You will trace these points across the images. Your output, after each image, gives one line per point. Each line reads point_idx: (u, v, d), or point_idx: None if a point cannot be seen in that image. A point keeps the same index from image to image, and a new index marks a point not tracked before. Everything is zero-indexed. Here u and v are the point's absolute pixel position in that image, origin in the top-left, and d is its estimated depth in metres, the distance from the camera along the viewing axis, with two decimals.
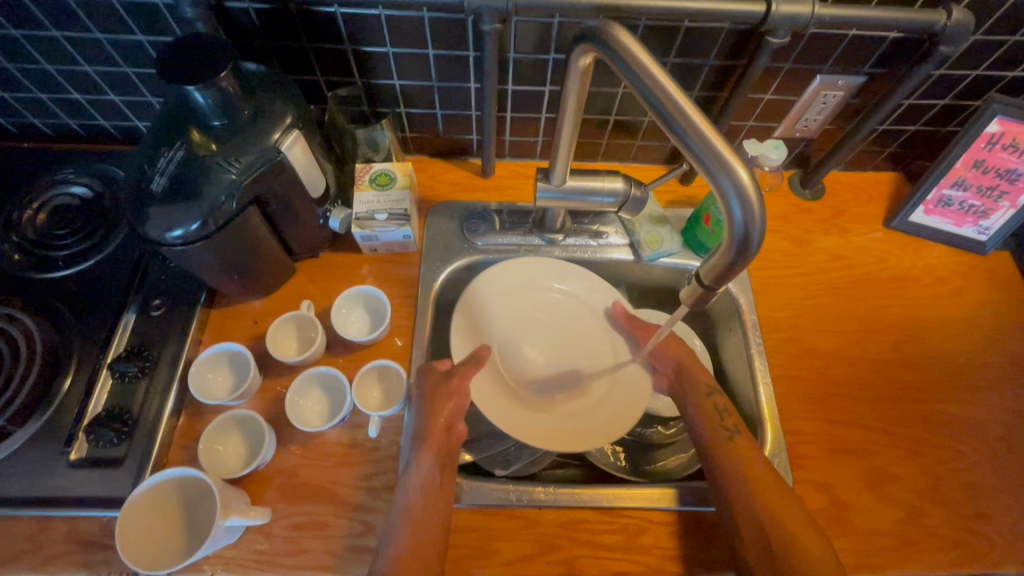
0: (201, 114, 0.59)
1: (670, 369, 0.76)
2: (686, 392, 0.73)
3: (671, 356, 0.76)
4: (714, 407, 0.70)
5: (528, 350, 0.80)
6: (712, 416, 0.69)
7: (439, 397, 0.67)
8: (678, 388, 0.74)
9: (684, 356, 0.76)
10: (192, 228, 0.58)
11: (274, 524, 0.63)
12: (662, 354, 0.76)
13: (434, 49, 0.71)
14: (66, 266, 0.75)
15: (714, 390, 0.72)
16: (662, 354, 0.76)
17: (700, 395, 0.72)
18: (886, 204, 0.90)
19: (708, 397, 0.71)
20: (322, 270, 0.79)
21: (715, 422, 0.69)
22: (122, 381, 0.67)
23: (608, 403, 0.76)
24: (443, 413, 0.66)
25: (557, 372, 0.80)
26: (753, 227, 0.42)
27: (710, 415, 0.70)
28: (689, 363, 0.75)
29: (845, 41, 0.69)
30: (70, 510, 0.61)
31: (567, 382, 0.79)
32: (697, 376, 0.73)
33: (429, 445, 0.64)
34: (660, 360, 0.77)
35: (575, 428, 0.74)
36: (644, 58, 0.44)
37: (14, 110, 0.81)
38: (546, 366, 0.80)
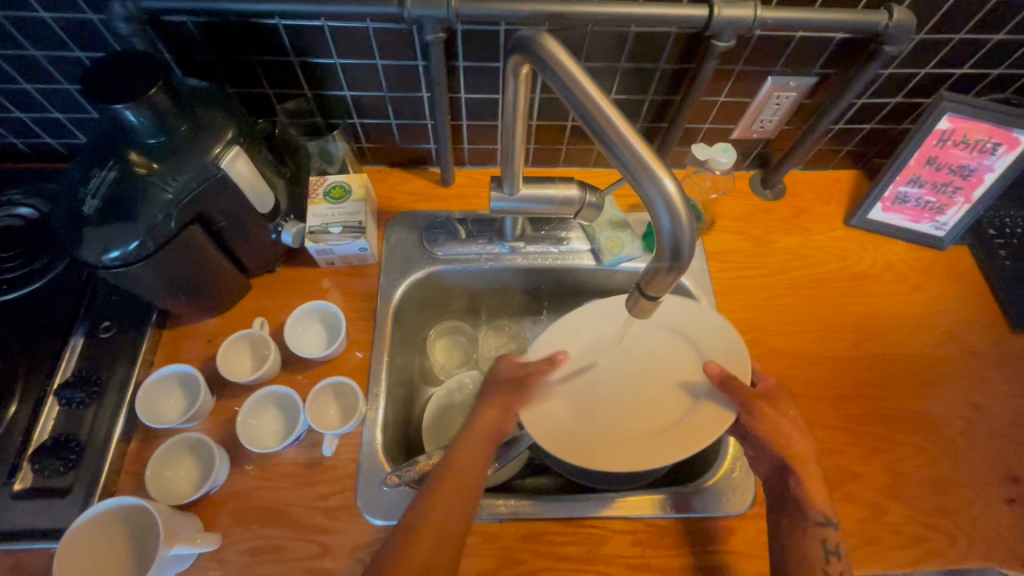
0: (135, 132, 0.57)
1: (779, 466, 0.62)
2: (794, 509, 0.61)
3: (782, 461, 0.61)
4: (821, 545, 0.59)
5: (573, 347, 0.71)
6: (811, 551, 0.59)
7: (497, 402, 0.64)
8: (779, 498, 0.62)
9: (806, 472, 0.61)
10: (129, 249, 0.56)
11: (229, 549, 0.62)
12: (779, 454, 0.62)
13: (382, 59, 0.70)
14: (10, 290, 0.73)
15: (827, 524, 0.60)
16: (779, 458, 0.62)
17: (810, 529, 0.60)
18: (846, 203, 0.91)
19: (817, 530, 0.60)
20: (278, 285, 0.77)
21: (815, 563, 0.58)
22: (69, 408, 0.66)
23: (659, 442, 0.66)
24: (490, 423, 0.62)
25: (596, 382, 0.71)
26: (682, 238, 0.42)
27: (815, 555, 0.59)
28: (807, 477, 0.61)
29: (792, 44, 0.69)
30: (13, 543, 0.60)
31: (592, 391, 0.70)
32: (815, 498, 0.60)
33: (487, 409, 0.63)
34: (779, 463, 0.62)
35: (584, 439, 0.66)
36: (572, 69, 0.44)
37: None
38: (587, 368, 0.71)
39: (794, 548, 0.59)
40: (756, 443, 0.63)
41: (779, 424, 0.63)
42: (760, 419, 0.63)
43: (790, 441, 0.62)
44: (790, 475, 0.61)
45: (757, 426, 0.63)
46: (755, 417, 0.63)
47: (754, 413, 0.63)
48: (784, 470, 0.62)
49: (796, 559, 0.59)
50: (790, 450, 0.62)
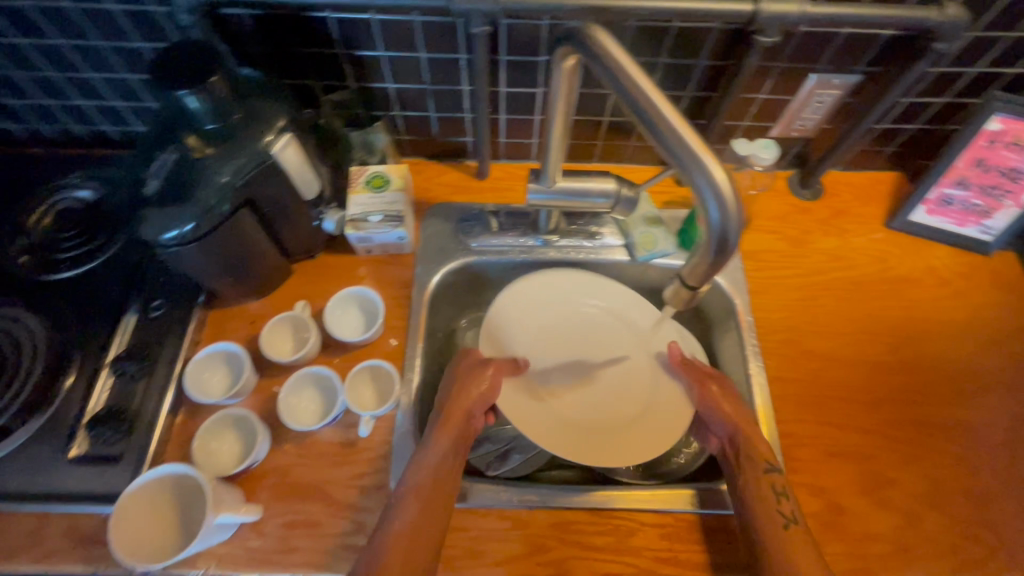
0: (195, 118, 0.60)
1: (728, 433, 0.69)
2: (743, 462, 0.66)
3: (730, 426, 0.68)
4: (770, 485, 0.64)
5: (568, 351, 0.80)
6: (766, 498, 0.63)
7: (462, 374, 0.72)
8: (731, 458, 0.68)
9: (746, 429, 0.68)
10: (185, 229, 0.59)
11: (267, 522, 0.64)
12: (720, 416, 0.69)
13: (426, 52, 0.71)
14: (69, 267, 0.77)
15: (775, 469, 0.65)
16: (726, 422, 0.69)
17: (760, 475, 0.64)
18: (887, 205, 0.89)
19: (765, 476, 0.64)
20: (318, 271, 0.80)
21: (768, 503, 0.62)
22: (122, 380, 0.69)
23: (622, 436, 0.74)
24: (462, 399, 0.69)
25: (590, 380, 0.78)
26: (729, 226, 0.42)
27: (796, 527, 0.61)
28: (749, 430, 0.67)
29: (838, 40, 0.68)
30: (69, 505, 0.63)
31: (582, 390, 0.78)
32: (760, 448, 0.66)
33: (443, 430, 0.66)
34: (726, 427, 0.69)
35: (581, 432, 0.74)
36: (623, 60, 0.44)
37: (20, 116, 0.83)
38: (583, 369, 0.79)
39: (751, 496, 0.63)
40: (705, 413, 0.71)
41: (724, 394, 0.71)
42: (711, 392, 0.71)
43: (732, 407, 0.69)
44: (732, 435, 0.68)
45: (702, 397, 0.71)
46: (706, 390, 0.71)
47: (702, 388, 0.71)
48: (729, 433, 0.68)
49: (751, 505, 0.63)
50: (732, 412, 0.69)
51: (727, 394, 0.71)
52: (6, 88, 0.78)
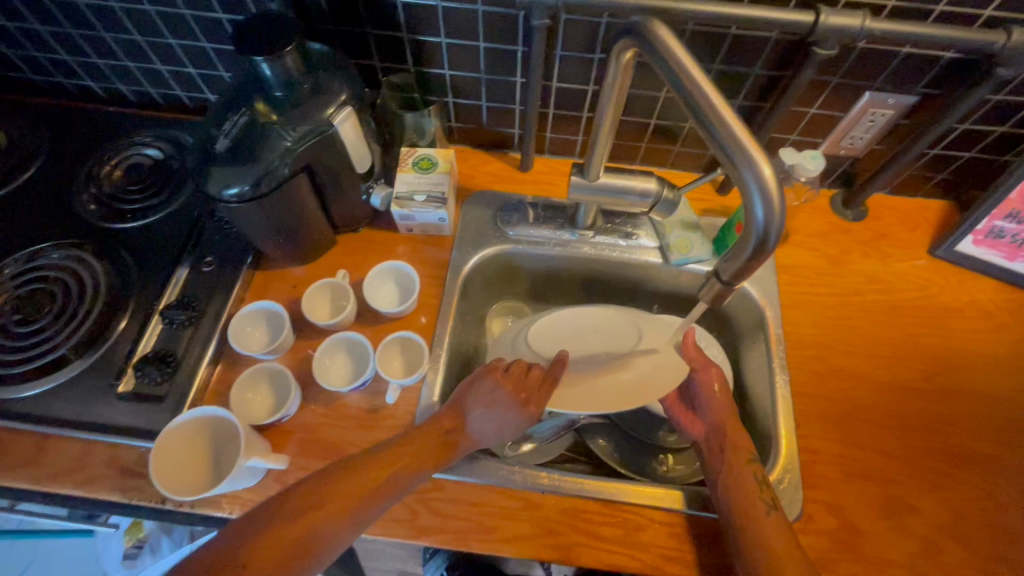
0: (267, 85, 0.64)
1: (711, 424, 0.70)
2: (724, 452, 0.67)
3: (716, 412, 0.70)
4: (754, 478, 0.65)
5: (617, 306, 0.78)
6: (752, 488, 0.64)
7: (504, 402, 0.65)
8: (709, 448, 0.69)
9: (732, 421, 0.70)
10: (245, 187, 0.63)
11: (291, 475, 0.67)
12: (710, 403, 0.71)
13: (485, 42, 0.74)
14: (133, 218, 0.82)
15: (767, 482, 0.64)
16: (712, 410, 0.71)
17: (745, 466, 0.65)
18: (933, 232, 0.87)
19: (749, 466, 0.66)
20: (360, 245, 0.83)
21: (752, 494, 0.63)
22: (171, 327, 0.73)
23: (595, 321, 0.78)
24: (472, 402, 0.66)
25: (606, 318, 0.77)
26: (771, 227, 0.44)
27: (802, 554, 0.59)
28: (732, 424, 0.69)
29: (897, 58, 0.68)
30: (113, 437, 0.67)
31: (604, 337, 0.76)
32: (739, 442, 0.68)
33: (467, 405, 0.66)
34: (710, 416, 0.71)
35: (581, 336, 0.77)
36: (681, 53, 0.46)
37: (104, 75, 0.90)
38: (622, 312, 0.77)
39: (736, 485, 0.64)
40: (698, 397, 0.72)
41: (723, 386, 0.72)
42: (712, 382, 0.71)
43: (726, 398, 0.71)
44: (711, 422, 0.70)
45: (702, 386, 0.71)
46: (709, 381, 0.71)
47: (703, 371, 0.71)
48: (711, 422, 0.70)
49: (738, 495, 0.63)
50: (722, 400, 0.71)
51: (726, 391, 0.72)
52: (95, 47, 0.85)
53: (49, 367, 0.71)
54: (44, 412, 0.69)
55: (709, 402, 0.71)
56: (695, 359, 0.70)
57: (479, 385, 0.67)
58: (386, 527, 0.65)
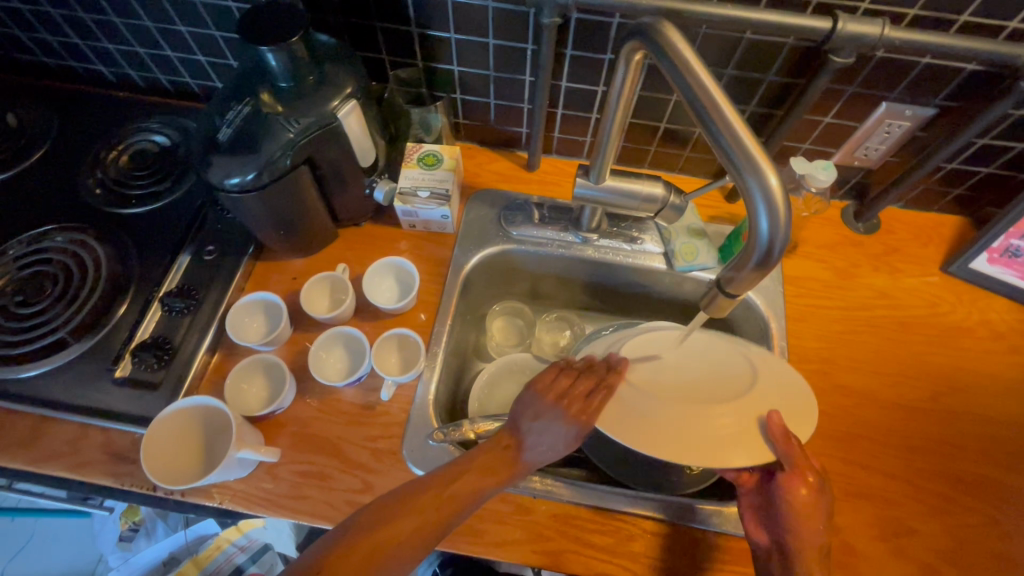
0: (271, 76, 0.63)
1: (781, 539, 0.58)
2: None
3: (796, 538, 0.57)
4: None
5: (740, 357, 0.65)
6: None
7: (548, 414, 0.55)
8: (769, 567, 0.58)
9: (809, 557, 0.56)
10: (247, 177, 0.62)
11: (282, 467, 0.67)
12: (792, 526, 0.58)
13: (494, 39, 0.73)
14: (137, 204, 0.82)
15: None
16: (794, 533, 0.57)
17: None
18: (947, 248, 0.85)
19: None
20: (362, 239, 0.83)
21: None
22: (169, 315, 0.73)
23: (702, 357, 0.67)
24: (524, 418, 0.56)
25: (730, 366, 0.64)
26: (776, 237, 0.42)
27: None
28: (812, 562, 0.56)
29: (917, 68, 0.66)
30: (107, 422, 0.67)
31: (709, 379, 0.63)
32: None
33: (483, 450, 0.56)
34: (790, 534, 0.58)
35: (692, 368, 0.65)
36: (688, 56, 0.44)
37: (114, 60, 0.90)
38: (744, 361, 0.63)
39: None
40: (779, 512, 0.59)
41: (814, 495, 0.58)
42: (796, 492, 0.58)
43: (808, 522, 0.58)
44: (789, 547, 0.57)
45: (788, 496, 0.58)
46: (798, 485, 0.58)
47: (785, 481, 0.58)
48: (786, 545, 0.58)
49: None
50: (803, 526, 0.58)
51: (812, 506, 0.58)
52: (106, 32, 0.85)
53: (47, 350, 0.71)
54: (40, 394, 0.69)
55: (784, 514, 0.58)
56: (786, 449, 0.54)
57: (525, 400, 0.57)
58: None
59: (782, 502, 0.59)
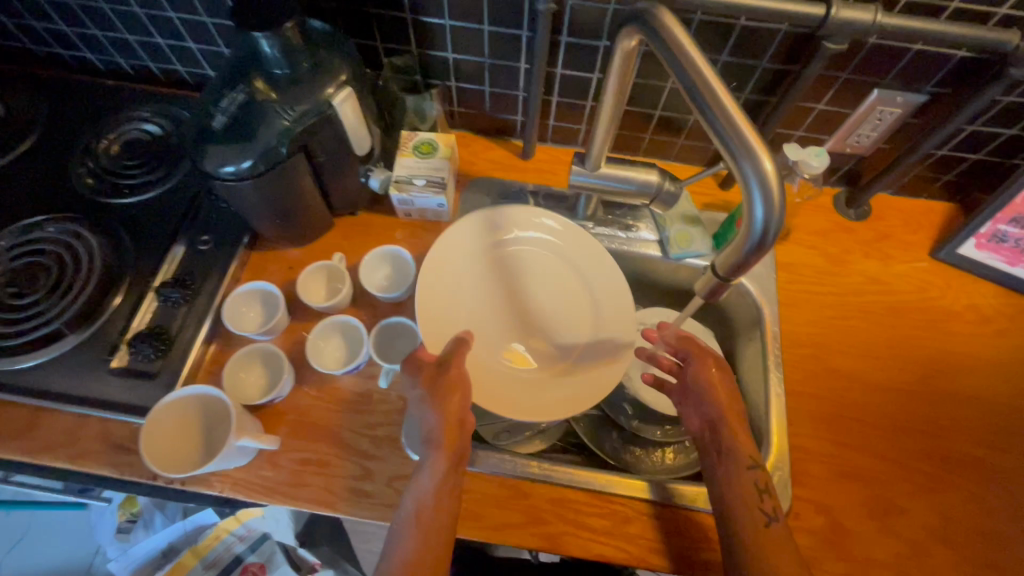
0: (265, 63, 0.63)
1: (709, 419, 0.65)
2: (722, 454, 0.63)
3: (716, 407, 0.64)
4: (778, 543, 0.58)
5: (517, 224, 0.80)
6: (748, 490, 0.61)
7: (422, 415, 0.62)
8: (707, 445, 0.65)
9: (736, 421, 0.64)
10: (243, 165, 0.62)
11: (282, 456, 0.67)
12: (708, 396, 0.65)
13: (489, 25, 0.73)
14: (130, 194, 0.81)
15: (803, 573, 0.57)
16: (714, 407, 0.64)
17: (742, 471, 0.61)
18: (937, 234, 0.86)
19: (749, 473, 0.62)
20: (358, 228, 0.83)
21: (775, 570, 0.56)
22: (165, 305, 0.73)
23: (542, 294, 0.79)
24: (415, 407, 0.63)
25: (459, 244, 0.78)
26: (771, 222, 0.43)
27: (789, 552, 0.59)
28: (735, 424, 0.64)
29: (908, 54, 0.67)
30: (106, 413, 0.67)
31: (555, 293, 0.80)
32: (740, 447, 0.62)
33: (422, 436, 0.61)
34: (709, 410, 0.65)
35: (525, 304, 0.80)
36: (685, 41, 0.45)
37: (103, 47, 0.89)
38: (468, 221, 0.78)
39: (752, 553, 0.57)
40: (697, 393, 0.66)
41: (723, 380, 0.66)
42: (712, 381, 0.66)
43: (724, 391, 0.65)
44: (717, 424, 0.64)
45: (704, 372, 0.66)
46: (705, 368, 0.66)
47: (699, 368, 0.66)
48: (711, 417, 0.65)
49: (733, 497, 0.61)
50: (727, 402, 0.65)
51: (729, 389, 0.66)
52: (93, 18, 0.83)
53: (42, 340, 0.71)
54: (37, 385, 0.69)
55: (702, 399, 0.66)
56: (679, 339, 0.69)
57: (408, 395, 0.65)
58: (375, 511, 0.65)
59: (697, 383, 0.66)
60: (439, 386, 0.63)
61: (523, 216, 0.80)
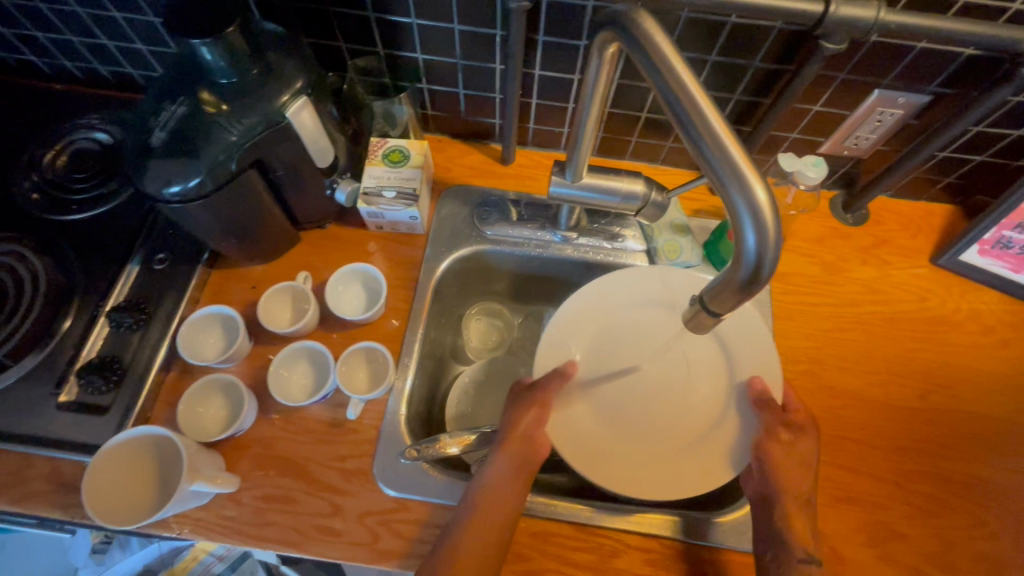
0: (209, 71, 0.57)
1: (766, 493, 0.60)
2: (775, 533, 0.59)
3: (777, 483, 0.60)
4: None
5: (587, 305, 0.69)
6: None
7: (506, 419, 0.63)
8: (758, 519, 0.61)
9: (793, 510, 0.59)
10: (190, 184, 0.57)
11: (245, 493, 0.63)
12: (772, 476, 0.60)
13: (459, 24, 0.67)
14: (79, 210, 0.76)
15: None
16: (773, 483, 0.60)
17: (794, 562, 0.57)
18: (937, 239, 0.82)
19: (800, 567, 0.57)
20: (326, 242, 0.77)
21: None
22: (117, 331, 0.68)
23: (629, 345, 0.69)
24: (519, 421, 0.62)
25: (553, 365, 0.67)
26: (765, 257, 0.38)
27: None
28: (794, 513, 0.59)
29: (911, 53, 0.62)
30: (54, 451, 0.63)
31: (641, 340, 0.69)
32: (793, 534, 0.58)
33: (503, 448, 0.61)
34: (769, 484, 0.60)
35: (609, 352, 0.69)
36: (667, 51, 0.40)
37: (47, 50, 0.82)
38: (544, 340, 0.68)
39: None
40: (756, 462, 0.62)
41: (793, 453, 0.61)
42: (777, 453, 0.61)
43: (790, 467, 0.60)
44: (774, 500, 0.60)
45: (767, 438, 0.61)
46: (770, 441, 0.61)
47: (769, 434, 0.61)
48: (767, 490, 0.60)
49: None
50: (788, 477, 0.60)
51: (796, 464, 0.61)
52: (32, 19, 0.77)
53: None
54: None
55: (762, 471, 0.61)
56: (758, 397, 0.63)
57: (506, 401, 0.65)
58: (345, 552, 0.61)
59: (764, 452, 0.61)
60: (524, 403, 0.63)
61: (594, 294, 0.70)
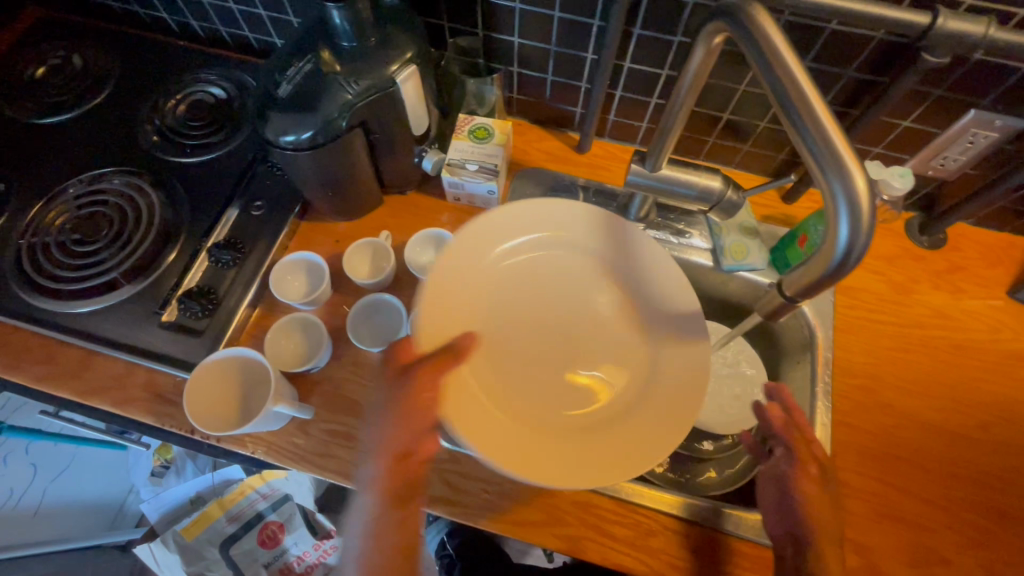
0: (334, 34, 0.62)
1: (792, 528, 0.57)
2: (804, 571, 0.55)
3: (811, 528, 0.56)
4: None
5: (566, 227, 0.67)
6: None
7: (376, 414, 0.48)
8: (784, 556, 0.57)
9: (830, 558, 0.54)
10: (303, 136, 0.62)
11: (314, 424, 0.68)
12: (801, 519, 0.57)
13: (560, 12, 0.70)
14: (191, 153, 0.83)
15: None
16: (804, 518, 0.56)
17: None
18: (1017, 272, 0.80)
19: None
20: (406, 208, 0.82)
21: None
22: (216, 266, 0.75)
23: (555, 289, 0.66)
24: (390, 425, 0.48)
25: (503, 222, 0.65)
26: (855, 246, 0.39)
27: None
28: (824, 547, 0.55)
29: (1016, 75, 0.61)
30: (152, 363, 0.70)
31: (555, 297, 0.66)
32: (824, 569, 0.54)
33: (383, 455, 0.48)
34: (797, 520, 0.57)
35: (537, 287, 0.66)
36: (779, 43, 0.42)
37: (179, 9, 0.91)
38: (562, 201, 0.67)
39: None
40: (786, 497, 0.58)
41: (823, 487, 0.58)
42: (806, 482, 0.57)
43: (823, 510, 0.56)
44: (804, 538, 0.56)
45: (798, 477, 0.58)
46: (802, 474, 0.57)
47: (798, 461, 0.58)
48: (798, 532, 0.57)
49: None
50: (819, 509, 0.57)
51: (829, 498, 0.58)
52: None
53: (99, 288, 0.73)
54: (91, 329, 0.72)
55: (787, 507, 0.58)
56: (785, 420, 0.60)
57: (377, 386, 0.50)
58: None
59: (794, 491, 0.57)
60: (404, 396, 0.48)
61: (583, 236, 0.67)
